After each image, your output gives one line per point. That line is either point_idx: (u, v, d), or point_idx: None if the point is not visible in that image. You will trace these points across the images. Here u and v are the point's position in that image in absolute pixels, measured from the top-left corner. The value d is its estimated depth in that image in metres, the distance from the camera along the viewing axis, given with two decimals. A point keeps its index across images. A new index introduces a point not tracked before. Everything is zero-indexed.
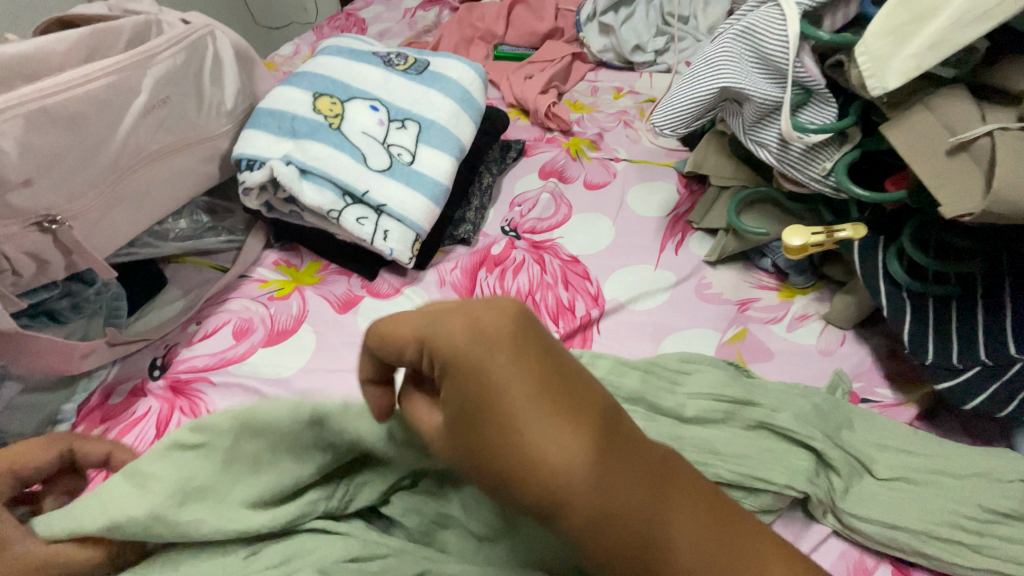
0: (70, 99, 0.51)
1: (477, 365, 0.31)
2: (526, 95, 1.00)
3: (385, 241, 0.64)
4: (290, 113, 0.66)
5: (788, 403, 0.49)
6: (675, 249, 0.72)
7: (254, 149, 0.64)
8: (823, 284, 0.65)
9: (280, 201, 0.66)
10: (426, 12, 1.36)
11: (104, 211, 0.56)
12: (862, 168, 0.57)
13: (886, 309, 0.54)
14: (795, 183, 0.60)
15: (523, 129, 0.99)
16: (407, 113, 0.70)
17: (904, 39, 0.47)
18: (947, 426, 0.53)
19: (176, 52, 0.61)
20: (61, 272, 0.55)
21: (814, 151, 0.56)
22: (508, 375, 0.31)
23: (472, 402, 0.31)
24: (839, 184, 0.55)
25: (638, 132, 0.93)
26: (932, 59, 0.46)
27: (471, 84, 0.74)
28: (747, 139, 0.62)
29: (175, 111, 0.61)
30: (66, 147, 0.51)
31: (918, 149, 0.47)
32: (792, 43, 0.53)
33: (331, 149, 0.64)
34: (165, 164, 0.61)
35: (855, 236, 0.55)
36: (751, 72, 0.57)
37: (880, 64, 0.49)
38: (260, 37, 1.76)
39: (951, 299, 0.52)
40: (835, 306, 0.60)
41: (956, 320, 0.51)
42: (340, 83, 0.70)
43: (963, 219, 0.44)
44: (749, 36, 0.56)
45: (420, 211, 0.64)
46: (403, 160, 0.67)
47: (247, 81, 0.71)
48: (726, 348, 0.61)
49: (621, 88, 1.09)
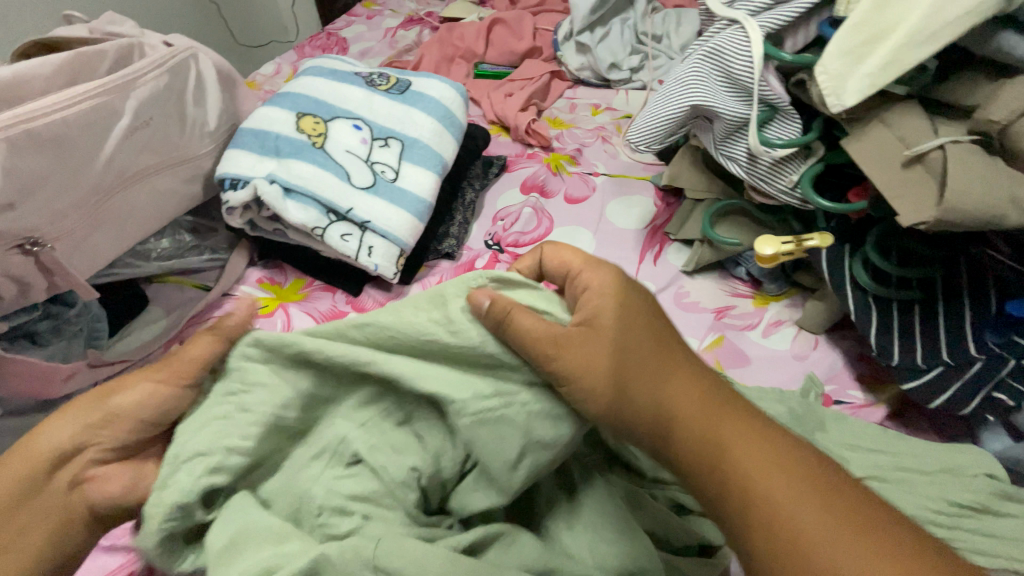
0: (54, 122, 0.51)
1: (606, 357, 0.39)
2: (506, 112, 1.02)
3: (369, 257, 0.64)
4: (273, 133, 0.67)
5: (765, 406, 0.51)
6: (654, 259, 0.74)
7: (238, 169, 0.64)
8: (795, 291, 0.68)
9: (265, 219, 0.67)
10: (407, 31, 1.39)
11: (87, 232, 0.56)
12: (826, 180, 0.60)
13: (853, 311, 0.56)
14: (764, 195, 0.62)
15: (504, 145, 1.01)
16: (390, 132, 0.71)
17: (860, 58, 0.50)
18: (916, 424, 0.56)
19: (160, 75, 0.61)
20: (42, 294, 0.55)
21: (781, 164, 0.58)
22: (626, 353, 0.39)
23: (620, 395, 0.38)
24: (805, 196, 0.57)
25: (616, 147, 0.96)
26: (885, 77, 0.49)
27: (452, 103, 0.76)
28: (718, 154, 0.64)
29: (159, 131, 0.61)
30: (49, 170, 0.52)
31: (877, 161, 0.50)
32: (757, 63, 0.55)
33: (315, 167, 0.65)
34: (148, 185, 0.62)
35: (823, 245, 0.58)
36: (719, 91, 0.60)
37: (839, 82, 0.51)
38: (241, 54, 1.76)
39: (914, 302, 0.54)
40: (807, 312, 0.62)
41: (920, 323, 0.54)
42: (323, 103, 0.71)
43: (919, 227, 0.47)
44: (716, 56, 0.59)
45: (404, 227, 0.65)
46: (386, 178, 0.68)
47: (229, 102, 0.72)
48: (705, 355, 0.63)
49: (598, 104, 1.12)
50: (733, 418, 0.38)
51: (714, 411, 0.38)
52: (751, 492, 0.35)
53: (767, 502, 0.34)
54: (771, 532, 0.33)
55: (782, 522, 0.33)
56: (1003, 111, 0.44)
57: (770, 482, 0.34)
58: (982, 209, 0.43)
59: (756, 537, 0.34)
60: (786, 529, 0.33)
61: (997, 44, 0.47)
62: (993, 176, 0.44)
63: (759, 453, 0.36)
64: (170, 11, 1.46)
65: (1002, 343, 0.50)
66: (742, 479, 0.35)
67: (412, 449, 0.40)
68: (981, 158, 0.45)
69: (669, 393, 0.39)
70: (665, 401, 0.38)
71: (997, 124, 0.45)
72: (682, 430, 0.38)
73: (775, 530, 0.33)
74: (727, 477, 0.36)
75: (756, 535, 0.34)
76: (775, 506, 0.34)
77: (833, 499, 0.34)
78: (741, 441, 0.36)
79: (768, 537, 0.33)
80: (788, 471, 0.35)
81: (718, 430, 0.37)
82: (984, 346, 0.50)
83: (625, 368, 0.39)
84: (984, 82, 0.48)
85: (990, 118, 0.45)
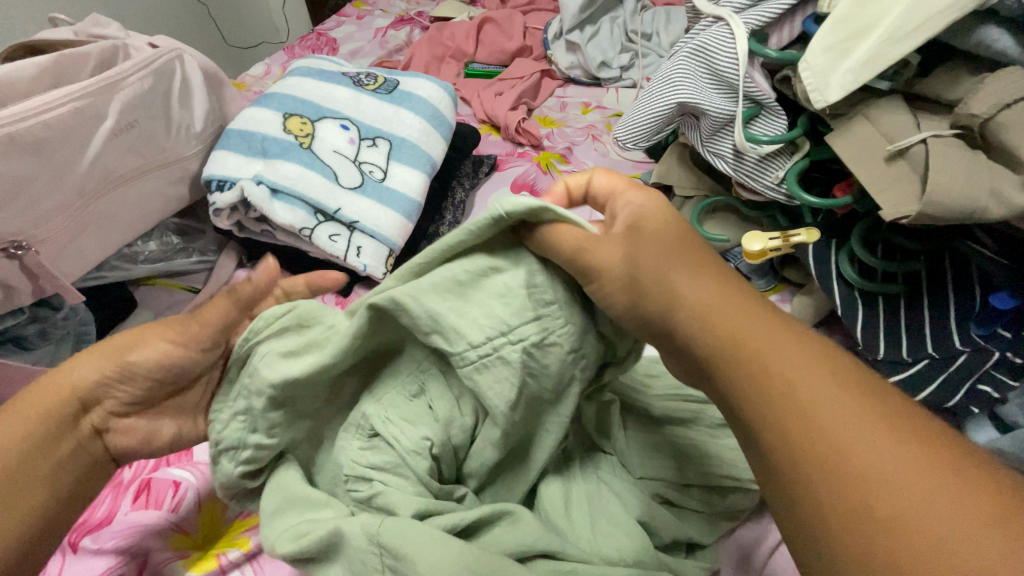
0: (36, 125, 0.51)
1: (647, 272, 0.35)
2: (497, 111, 1.02)
3: (358, 258, 0.64)
4: (260, 134, 0.67)
5: None
6: None
7: (224, 171, 0.64)
8: (784, 287, 0.68)
9: (252, 221, 0.66)
10: (398, 31, 1.38)
11: (71, 235, 0.56)
12: (811, 176, 0.60)
13: (840, 306, 0.56)
14: (751, 192, 0.63)
15: (495, 144, 1.01)
16: (378, 131, 0.71)
17: (843, 54, 0.51)
18: None
19: (144, 76, 0.61)
20: (28, 298, 0.55)
21: (767, 161, 0.59)
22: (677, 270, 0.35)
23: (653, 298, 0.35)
24: (790, 192, 0.57)
25: (606, 146, 0.96)
26: (868, 73, 0.49)
27: (440, 102, 0.76)
28: (704, 151, 0.64)
29: (144, 133, 0.61)
30: (33, 173, 0.51)
31: (861, 156, 0.50)
32: (741, 60, 0.56)
33: (303, 168, 0.65)
34: (134, 187, 0.61)
35: (810, 241, 0.59)
36: (704, 88, 0.60)
37: (822, 78, 0.52)
38: (232, 56, 1.75)
39: (899, 296, 0.55)
40: (794, 308, 0.63)
41: (906, 316, 0.54)
42: (310, 104, 0.71)
43: (902, 221, 0.47)
44: (702, 53, 0.59)
45: (393, 227, 0.65)
46: (375, 177, 0.68)
47: (216, 103, 0.72)
48: None
49: (588, 103, 1.12)
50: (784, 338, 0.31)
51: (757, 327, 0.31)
52: (807, 431, 0.27)
53: (822, 423, 0.26)
54: (843, 463, 0.25)
55: (836, 445, 0.25)
56: (983, 105, 0.44)
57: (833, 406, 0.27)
58: (963, 203, 0.44)
59: (819, 468, 0.25)
60: (841, 451, 0.25)
61: (978, 39, 0.47)
62: (974, 169, 0.44)
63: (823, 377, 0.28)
64: (159, 13, 1.45)
65: (987, 337, 0.51)
66: (794, 400, 0.28)
67: (423, 420, 0.40)
68: (962, 152, 0.45)
69: (706, 304, 0.33)
70: (701, 314, 0.33)
71: (978, 119, 0.45)
72: (712, 338, 0.32)
73: (840, 456, 0.25)
74: (781, 406, 0.28)
75: (820, 463, 0.25)
76: (865, 451, 0.25)
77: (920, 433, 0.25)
78: (781, 353, 0.30)
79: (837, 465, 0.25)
80: (849, 390, 0.27)
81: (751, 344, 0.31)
82: (968, 339, 0.51)
83: (658, 280, 0.35)
84: (965, 77, 0.49)
85: (972, 113, 0.45)
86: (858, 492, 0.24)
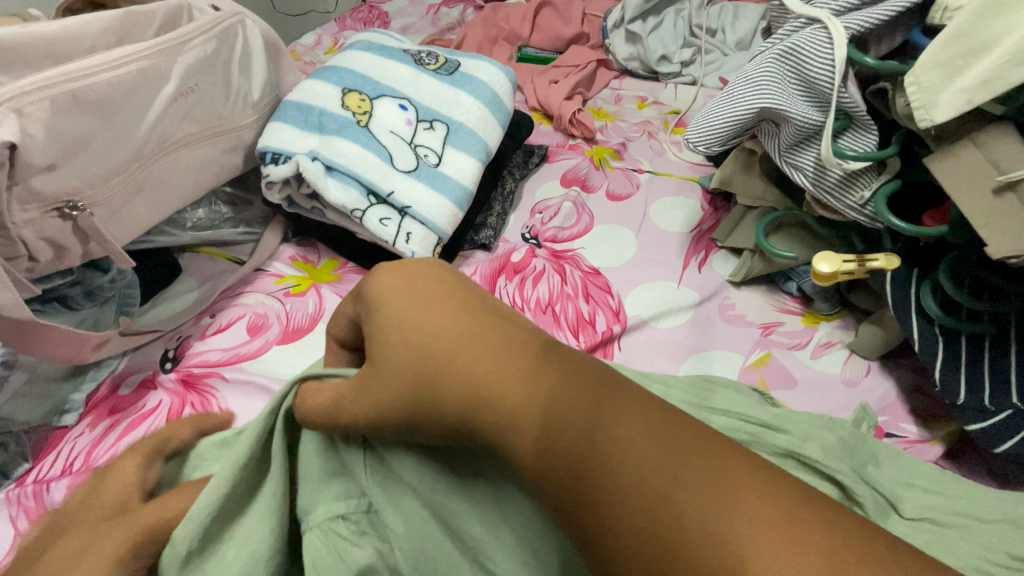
0: (100, 83, 0.50)
1: (589, 441, 0.27)
2: (550, 99, 0.99)
3: (407, 244, 0.62)
4: (317, 107, 0.65)
5: (816, 435, 0.48)
6: (698, 266, 0.71)
7: (279, 143, 0.63)
8: (847, 312, 0.64)
9: (303, 197, 0.65)
10: (451, 9, 1.35)
11: (125, 198, 0.55)
12: (898, 199, 0.56)
13: (916, 339, 0.53)
14: (830, 210, 0.59)
15: (546, 134, 0.98)
16: (436, 114, 0.69)
17: (956, 71, 0.47)
18: (972, 467, 0.52)
19: (207, 39, 0.59)
20: (78, 259, 0.54)
21: (852, 179, 0.55)
22: (501, 373, 0.31)
23: (564, 438, 0.28)
24: (876, 215, 0.53)
25: (662, 144, 0.92)
26: (986, 94, 0.45)
27: (500, 88, 0.73)
28: (782, 162, 0.61)
29: (203, 99, 0.60)
30: (92, 132, 0.50)
31: (964, 186, 0.47)
32: (838, 68, 0.51)
33: (358, 147, 0.63)
34: (190, 153, 0.60)
35: (887, 267, 0.54)
36: (792, 95, 0.56)
37: (930, 96, 0.48)
38: (277, 23, 1.75)
39: (985, 338, 0.51)
40: (862, 336, 0.59)
41: (990, 359, 0.50)
42: (369, 80, 0.68)
43: (1009, 260, 0.43)
44: (792, 57, 0.55)
45: (444, 215, 0.63)
46: (429, 162, 0.65)
47: (274, 72, 0.70)
48: (749, 373, 0.60)
49: (645, 97, 1.08)
50: (474, 316, 0.33)
51: (527, 365, 0.31)
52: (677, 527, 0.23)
53: (614, 467, 0.26)
54: (646, 513, 0.25)
55: (599, 440, 0.27)
56: None
57: (613, 444, 0.26)
58: None
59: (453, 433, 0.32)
60: (616, 468, 0.26)
61: None
62: None
63: (626, 412, 0.27)
64: None
65: None
66: (594, 456, 0.27)
67: None
68: None
69: (402, 320, 0.34)
70: (470, 384, 0.31)
71: None
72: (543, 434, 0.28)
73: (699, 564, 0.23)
74: (641, 494, 0.25)
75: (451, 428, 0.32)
76: (596, 416, 0.28)
77: (797, 523, 0.22)
78: (616, 428, 0.27)
79: (620, 514, 0.25)
80: (628, 412, 0.27)
81: (606, 421, 0.27)
82: None
83: (519, 403, 0.30)
84: None
85: None
86: (651, 498, 0.25)
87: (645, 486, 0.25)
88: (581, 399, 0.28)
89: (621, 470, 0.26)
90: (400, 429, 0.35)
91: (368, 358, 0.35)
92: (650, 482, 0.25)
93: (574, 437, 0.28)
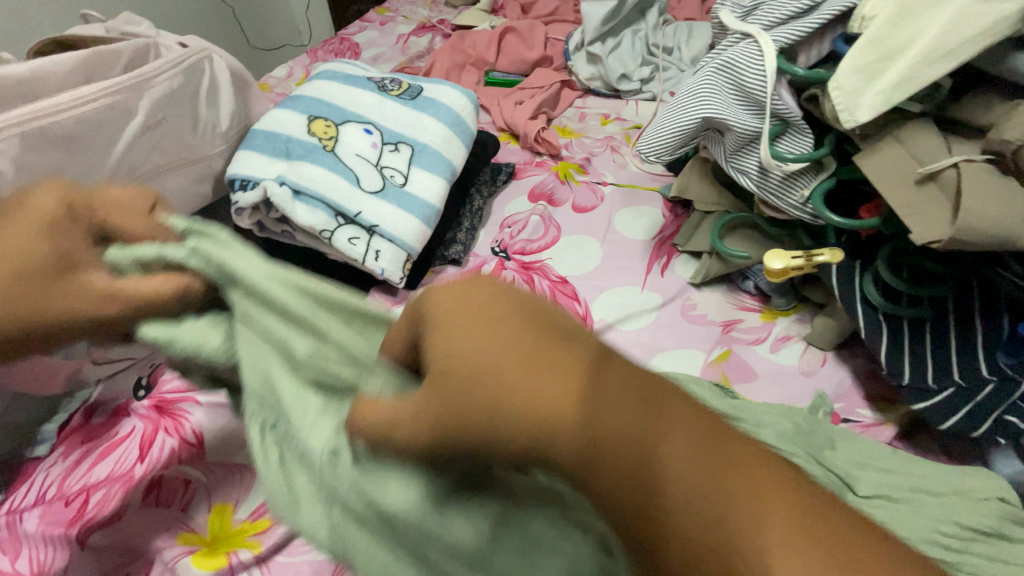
0: (67, 119, 0.52)
1: (655, 499, 0.23)
2: (516, 120, 1.03)
3: (376, 261, 0.64)
4: (284, 135, 0.68)
5: (771, 421, 0.50)
6: (661, 270, 0.74)
7: (248, 170, 0.65)
8: (804, 306, 0.67)
9: (273, 221, 0.67)
10: (419, 38, 1.40)
11: None
12: (837, 196, 0.59)
13: (864, 329, 0.55)
14: (776, 210, 0.62)
15: (513, 153, 1.01)
16: (401, 137, 0.71)
17: (874, 76, 0.51)
18: (925, 446, 0.55)
19: (173, 75, 0.62)
20: None
21: (792, 179, 0.58)
22: (561, 400, 0.25)
23: (629, 495, 0.24)
24: (816, 212, 0.57)
25: (625, 158, 0.96)
26: (900, 94, 0.49)
27: (463, 110, 0.76)
28: (729, 167, 0.64)
29: (171, 130, 0.62)
30: (61, 166, 0.52)
31: (891, 180, 0.50)
32: (770, 76, 0.55)
33: (325, 170, 0.65)
34: (160, 183, 0.62)
35: (833, 260, 0.57)
36: (731, 104, 0.59)
37: (852, 98, 0.51)
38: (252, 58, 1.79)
39: (925, 321, 0.54)
40: (815, 328, 0.62)
41: (932, 341, 0.53)
42: (335, 107, 0.71)
43: (933, 246, 0.46)
44: (729, 70, 0.59)
45: (411, 232, 0.65)
46: (396, 182, 0.68)
47: (242, 103, 0.72)
48: (711, 369, 0.62)
49: (608, 114, 1.12)
50: (525, 326, 0.27)
51: (575, 395, 0.25)
52: None
53: (683, 531, 0.23)
54: None
55: (691, 501, 0.23)
56: (1017, 131, 0.45)
57: (685, 499, 0.23)
58: (997, 229, 0.43)
59: (494, 455, 0.26)
60: (723, 532, 0.23)
61: (1011, 65, 0.48)
62: (1007, 197, 0.44)
63: (693, 457, 0.24)
64: None
65: (1014, 363, 0.50)
66: (660, 493, 0.23)
67: None
68: (995, 179, 0.45)
69: (453, 324, 0.28)
70: (529, 396, 0.25)
71: (1011, 145, 0.45)
72: (596, 468, 0.24)
73: None
74: (727, 561, 0.22)
75: (492, 453, 0.26)
76: (654, 451, 0.24)
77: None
78: (686, 478, 0.23)
79: None
80: (702, 448, 0.24)
81: (685, 472, 0.23)
82: (996, 367, 0.50)
83: (586, 441, 0.24)
84: (998, 102, 0.48)
85: (1005, 138, 0.45)
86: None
87: (741, 552, 0.22)
88: (656, 436, 0.24)
89: (696, 535, 0.23)
90: (441, 438, 0.27)
91: (424, 358, 0.29)
92: (748, 560, 0.22)
93: (645, 489, 0.24)
